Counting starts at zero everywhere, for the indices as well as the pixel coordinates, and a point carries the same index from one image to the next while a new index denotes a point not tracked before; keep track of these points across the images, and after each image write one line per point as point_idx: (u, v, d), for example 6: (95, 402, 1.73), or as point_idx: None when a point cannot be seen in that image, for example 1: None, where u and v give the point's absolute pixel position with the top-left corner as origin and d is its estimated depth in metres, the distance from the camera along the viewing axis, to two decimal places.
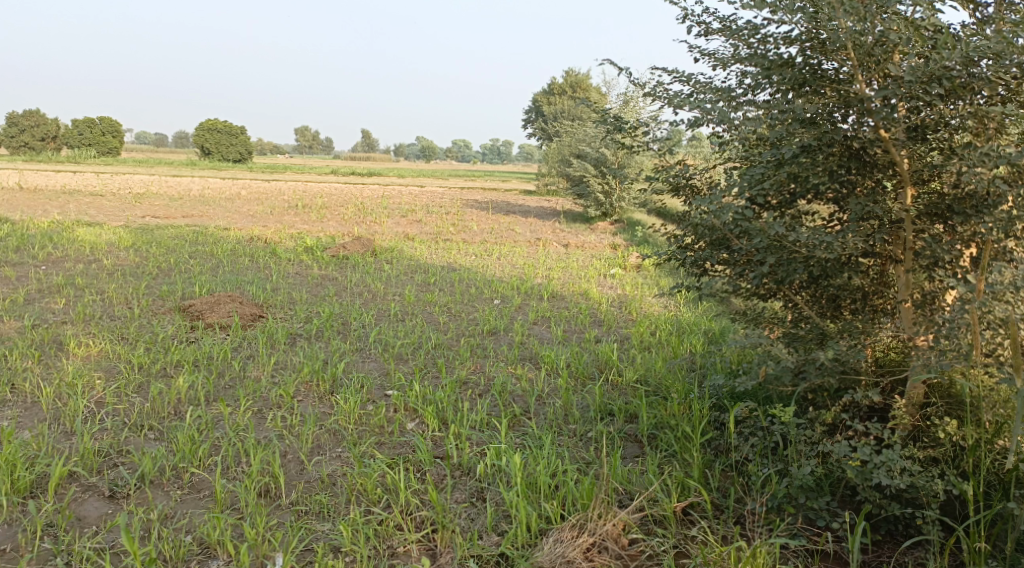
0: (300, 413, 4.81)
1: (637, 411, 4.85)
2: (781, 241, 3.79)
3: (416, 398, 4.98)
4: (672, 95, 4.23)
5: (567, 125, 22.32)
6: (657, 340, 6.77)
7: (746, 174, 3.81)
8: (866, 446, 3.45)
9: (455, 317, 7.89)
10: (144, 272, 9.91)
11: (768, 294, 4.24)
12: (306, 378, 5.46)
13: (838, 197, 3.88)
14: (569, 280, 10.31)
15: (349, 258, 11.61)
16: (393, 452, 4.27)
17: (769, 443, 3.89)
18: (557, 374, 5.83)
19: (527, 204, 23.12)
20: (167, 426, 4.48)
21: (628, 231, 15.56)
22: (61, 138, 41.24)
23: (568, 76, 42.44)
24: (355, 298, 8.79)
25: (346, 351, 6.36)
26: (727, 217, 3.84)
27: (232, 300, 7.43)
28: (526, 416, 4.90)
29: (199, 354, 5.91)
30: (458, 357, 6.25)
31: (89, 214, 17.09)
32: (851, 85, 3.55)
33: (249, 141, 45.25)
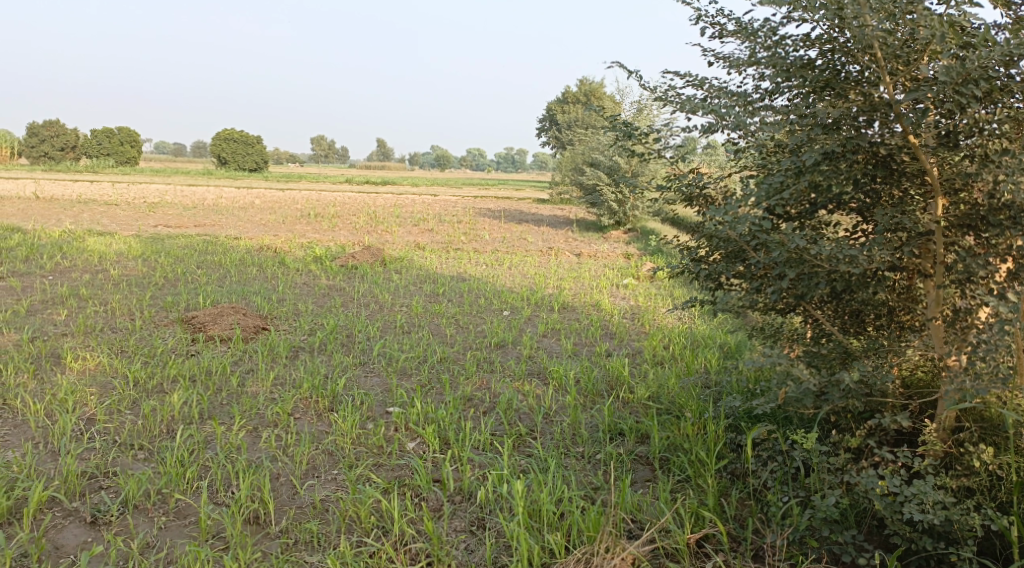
0: (296, 432, 4.62)
1: (649, 431, 4.63)
2: (801, 254, 3.57)
3: (417, 417, 4.77)
4: (685, 100, 4.02)
5: (579, 133, 22.17)
6: (670, 355, 6.54)
7: (764, 183, 3.58)
8: (896, 477, 3.24)
9: (463, 329, 7.69)
10: (149, 282, 9.76)
11: (787, 309, 4.03)
12: (305, 393, 5.26)
13: (862, 207, 3.66)
14: (580, 291, 10.10)
15: (359, 268, 11.43)
16: (391, 475, 4.07)
17: (789, 470, 3.68)
18: (566, 389, 5.61)
19: (539, 212, 22.94)
20: (157, 447, 4.30)
21: (642, 240, 15.33)
22: (77, 147, 41.48)
23: (582, 84, 42.29)
24: (362, 309, 8.60)
25: (348, 365, 6.16)
26: (743, 228, 3.61)
27: (235, 311, 7.26)
28: (532, 436, 4.68)
29: (197, 368, 5.73)
30: (464, 372, 6.04)
31: (102, 223, 17.05)
32: (878, 88, 3.32)
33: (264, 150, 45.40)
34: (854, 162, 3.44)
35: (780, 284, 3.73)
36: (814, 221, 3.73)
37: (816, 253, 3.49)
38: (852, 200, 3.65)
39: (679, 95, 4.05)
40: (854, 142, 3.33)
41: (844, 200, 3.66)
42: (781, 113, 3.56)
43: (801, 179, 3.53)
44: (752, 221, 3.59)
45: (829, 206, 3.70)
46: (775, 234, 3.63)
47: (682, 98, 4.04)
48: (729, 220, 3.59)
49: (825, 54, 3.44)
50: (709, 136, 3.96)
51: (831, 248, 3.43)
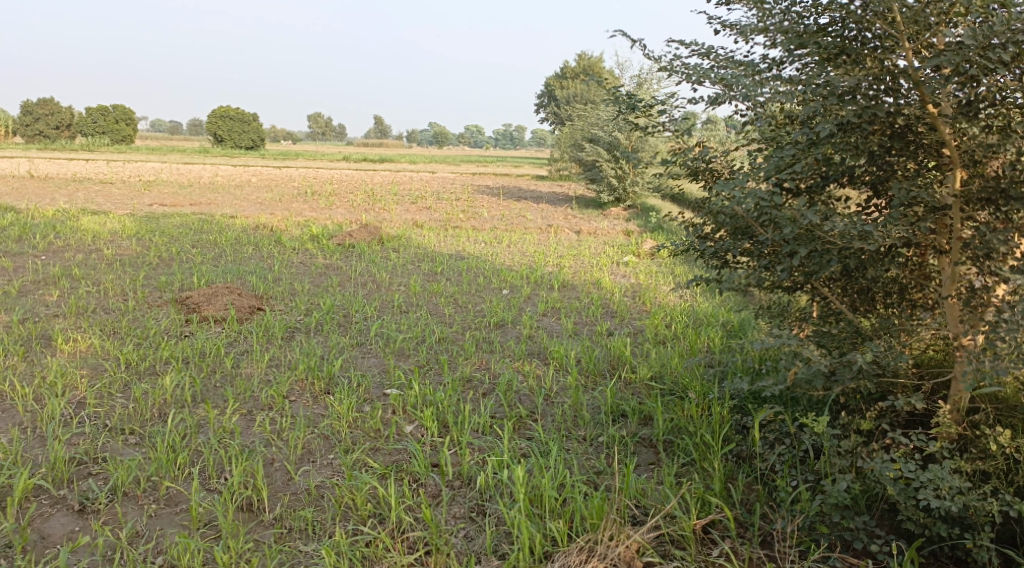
0: (291, 416, 4.51)
1: (652, 412, 4.53)
2: (813, 230, 3.44)
3: (415, 399, 4.67)
4: (691, 70, 3.88)
5: (579, 109, 21.94)
6: (672, 334, 6.43)
7: (776, 155, 3.44)
8: (912, 462, 3.14)
9: (462, 308, 7.57)
10: (143, 262, 9.62)
11: (795, 287, 3.92)
12: (300, 375, 5.15)
13: (876, 181, 3.53)
14: (580, 268, 9.97)
15: (356, 247, 11.28)
16: (389, 460, 3.97)
17: (797, 453, 3.59)
18: (567, 370, 5.50)
19: (539, 189, 22.76)
20: (148, 431, 4.19)
21: (642, 217, 15.18)
22: (72, 126, 41.09)
23: (580, 59, 41.89)
24: (359, 289, 8.46)
25: (345, 345, 6.04)
26: (754, 204, 3.48)
27: (230, 291, 7.13)
28: (533, 418, 4.58)
29: (190, 350, 5.61)
30: (463, 352, 5.93)
31: (97, 202, 16.86)
32: (895, 55, 3.18)
33: (260, 127, 45.03)
34: (869, 134, 3.30)
35: (789, 261, 3.60)
36: (824, 195, 3.60)
37: (830, 229, 3.36)
38: (865, 173, 3.51)
39: (684, 65, 3.91)
40: (870, 112, 3.19)
41: (857, 174, 3.52)
42: (793, 83, 3.42)
43: (814, 151, 3.40)
44: (763, 196, 3.46)
45: (841, 180, 3.57)
46: (786, 209, 3.50)
47: (688, 69, 3.89)
48: (738, 195, 3.46)
49: (839, 20, 3.30)
50: (716, 108, 3.82)
51: (845, 224, 3.30)
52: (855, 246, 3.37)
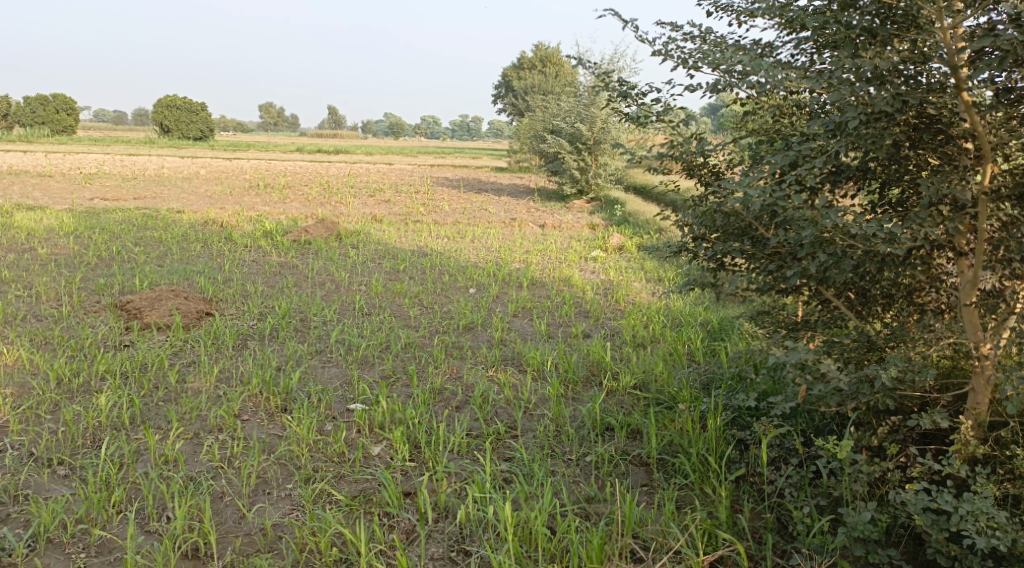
0: (243, 439, 4.05)
1: (641, 426, 4.17)
2: (835, 233, 3.07)
3: (382, 417, 4.24)
4: (686, 54, 3.53)
5: (540, 101, 21.57)
6: (652, 334, 6.09)
7: (792, 149, 3.07)
8: (947, 491, 2.82)
9: (427, 310, 7.15)
10: (81, 262, 9.00)
11: (800, 291, 3.56)
12: (254, 389, 4.70)
13: (894, 177, 3.20)
14: (548, 265, 9.60)
15: (312, 243, 10.77)
16: (355, 489, 3.56)
17: (809, 476, 3.27)
18: (545, 378, 5.12)
19: (500, 182, 22.36)
20: (79, 462, 3.71)
21: (606, 209, 14.87)
22: (11, 116, 39.35)
23: (536, 50, 41.48)
24: (316, 289, 7.97)
25: (303, 354, 5.59)
26: (765, 202, 3.11)
27: (175, 295, 6.60)
28: (512, 435, 4.19)
29: (130, 364, 5.11)
30: (432, 360, 5.51)
31: (34, 197, 15.99)
32: (926, 38, 2.87)
33: (210, 118, 43.76)
34: (896, 125, 2.96)
35: (802, 266, 3.24)
36: (836, 193, 3.26)
37: (855, 232, 2.99)
38: (882, 167, 3.17)
39: (678, 48, 3.55)
40: (904, 100, 2.84)
41: (874, 168, 3.18)
42: (809, 69, 3.06)
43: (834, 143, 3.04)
44: (778, 194, 3.08)
45: (855, 175, 3.24)
46: (802, 210, 3.13)
47: (682, 52, 3.54)
48: (752, 194, 3.08)
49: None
50: (716, 97, 3.47)
51: (872, 224, 2.94)
52: (882, 250, 3.02)
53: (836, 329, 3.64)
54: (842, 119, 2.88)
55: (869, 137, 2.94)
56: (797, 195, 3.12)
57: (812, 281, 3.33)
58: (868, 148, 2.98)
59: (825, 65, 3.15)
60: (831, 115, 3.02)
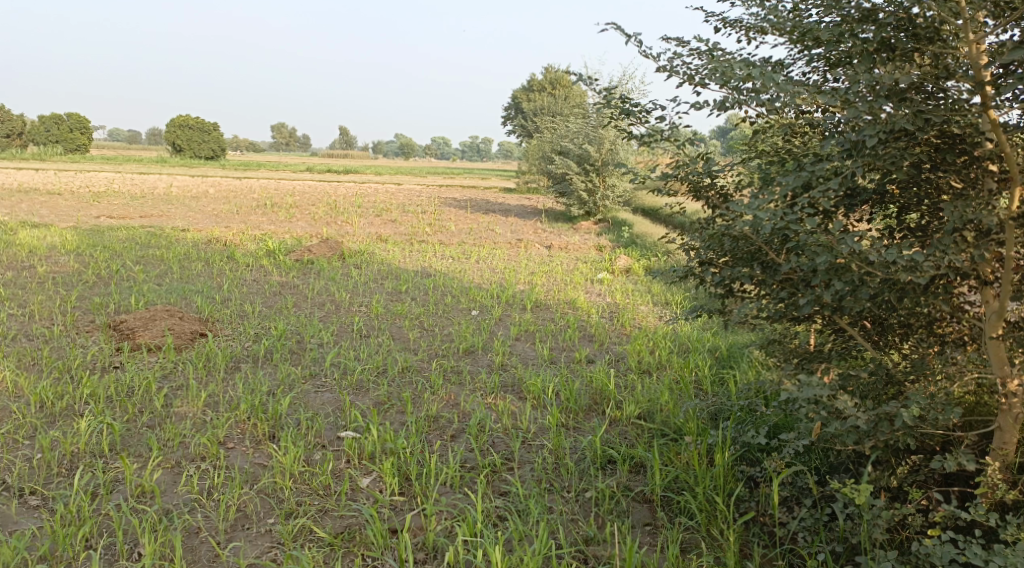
0: (227, 469, 3.87)
1: (645, 460, 3.96)
2: (852, 259, 2.88)
3: (373, 446, 4.05)
4: (693, 70, 3.36)
5: (549, 123, 21.51)
6: (658, 360, 5.88)
7: (806, 169, 2.88)
8: (973, 541, 2.61)
9: (428, 332, 6.96)
10: (79, 281, 8.87)
11: (814, 320, 3.36)
12: (241, 415, 4.51)
13: (914, 200, 3.00)
14: (553, 287, 9.41)
15: (315, 263, 10.62)
16: (341, 525, 3.37)
17: (823, 520, 3.06)
18: (545, 405, 4.92)
19: (508, 203, 22.24)
20: (51, 492, 3.54)
21: (614, 231, 14.71)
22: (23, 134, 39.59)
23: (546, 71, 41.53)
24: (315, 310, 7.80)
25: (296, 378, 5.40)
26: (777, 225, 2.91)
27: (169, 315, 6.43)
28: (508, 467, 3.99)
29: (117, 387, 4.94)
30: (428, 386, 5.32)
31: (40, 214, 15.94)
32: (947, 53, 2.69)
33: (221, 138, 43.98)
34: (916, 145, 2.77)
35: (815, 294, 3.05)
36: (852, 217, 3.07)
37: (874, 259, 2.79)
38: (902, 190, 2.98)
39: (685, 64, 3.39)
40: (926, 117, 2.65)
41: (892, 191, 2.99)
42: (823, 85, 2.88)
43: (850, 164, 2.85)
44: (790, 217, 2.89)
45: (872, 198, 3.04)
46: (816, 234, 2.94)
47: (688, 68, 3.37)
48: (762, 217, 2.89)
49: (871, 10, 2.80)
50: (724, 114, 3.29)
51: (893, 251, 2.74)
52: (902, 278, 2.81)
53: (852, 360, 3.43)
54: (859, 138, 2.69)
55: (889, 157, 2.75)
56: (810, 218, 2.93)
57: (827, 310, 3.13)
58: (887, 169, 2.79)
59: (840, 81, 2.96)
60: (847, 133, 2.84)
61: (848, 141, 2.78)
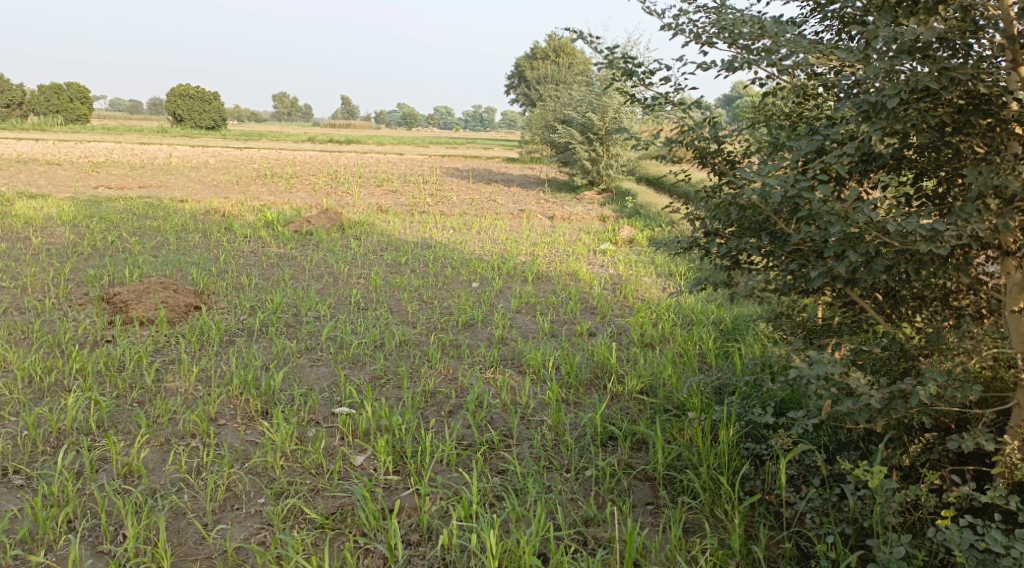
0: (216, 447, 3.76)
1: (646, 437, 3.85)
2: (869, 230, 2.72)
3: (367, 423, 3.93)
4: (699, 27, 3.18)
5: (551, 91, 21.22)
6: (661, 333, 5.75)
7: (821, 133, 2.72)
8: (992, 526, 2.49)
9: (427, 305, 6.84)
10: (74, 252, 8.74)
11: (824, 293, 3.21)
12: (233, 390, 4.41)
13: (933, 165, 2.82)
14: (555, 258, 9.27)
15: (314, 234, 10.48)
16: (332, 505, 3.27)
17: (832, 501, 2.94)
18: (545, 380, 4.80)
19: (510, 172, 22.02)
20: (35, 471, 3.44)
21: (617, 201, 14.52)
22: (23, 105, 39.23)
23: (549, 39, 40.97)
24: (313, 282, 7.67)
25: (291, 352, 5.29)
26: (790, 193, 2.75)
27: (164, 288, 6.31)
28: (506, 444, 3.88)
29: (106, 361, 4.83)
30: (426, 360, 5.20)
31: (39, 185, 15.79)
32: (974, 6, 2.52)
33: (222, 108, 43.61)
34: (939, 105, 2.61)
35: (827, 266, 2.89)
36: (867, 183, 2.91)
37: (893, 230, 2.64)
38: (920, 153, 2.81)
39: (691, 21, 3.22)
40: (950, 76, 2.49)
41: (910, 156, 2.82)
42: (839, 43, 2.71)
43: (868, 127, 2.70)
44: (803, 184, 2.73)
45: (890, 163, 2.88)
46: (829, 203, 2.78)
47: (695, 25, 3.20)
48: (773, 184, 2.73)
49: None
50: (731, 75, 3.12)
51: (913, 220, 2.58)
52: (922, 250, 2.66)
53: (864, 335, 3.29)
54: (878, 97, 2.53)
55: (909, 119, 2.59)
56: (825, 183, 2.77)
57: (839, 282, 2.98)
58: (906, 131, 2.63)
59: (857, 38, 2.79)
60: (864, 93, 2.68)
61: (865, 102, 2.62)
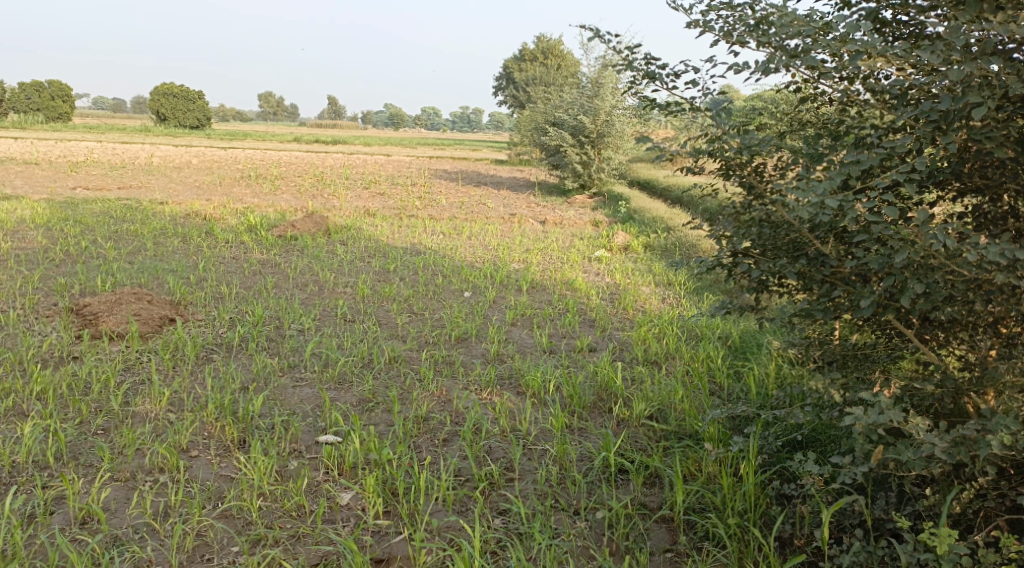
0: (187, 484, 3.42)
1: (661, 471, 3.52)
2: (937, 256, 2.42)
3: (355, 456, 3.59)
4: (729, 24, 2.91)
5: (542, 93, 20.87)
6: (667, 348, 5.42)
7: (883, 144, 2.45)
8: None
9: (417, 317, 6.48)
10: (46, 258, 8.34)
11: (865, 320, 2.91)
12: (208, 416, 4.04)
13: (998, 181, 2.54)
14: (550, 266, 8.93)
15: (298, 239, 10.10)
16: (317, 556, 2.97)
17: (878, 557, 2.63)
18: (547, 403, 4.46)
19: (500, 175, 21.66)
20: None
21: (609, 205, 14.21)
22: (4, 103, 38.42)
23: (537, 41, 40.63)
24: (297, 292, 7.30)
25: (273, 372, 4.93)
26: (853, 214, 2.44)
27: (137, 299, 5.92)
28: (508, 478, 3.54)
29: (70, 382, 4.46)
30: (417, 380, 4.85)
31: (14, 185, 15.32)
32: None
33: (206, 107, 43.00)
34: (1019, 116, 2.38)
35: (878, 294, 2.58)
36: (919, 201, 2.62)
37: (963, 257, 2.33)
38: (986, 168, 2.52)
39: (719, 18, 2.95)
40: None
41: (971, 170, 2.55)
42: (902, 43, 2.45)
43: (935, 138, 2.44)
44: (867, 204, 2.42)
45: (946, 178, 2.60)
46: (891, 226, 2.46)
47: (725, 22, 2.93)
48: (830, 203, 2.42)
49: None
50: (767, 77, 2.83)
51: (992, 248, 2.29)
52: (997, 280, 2.37)
53: (905, 363, 3.00)
54: (958, 103, 2.27)
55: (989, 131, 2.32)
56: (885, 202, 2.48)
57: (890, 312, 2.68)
58: (984, 144, 2.35)
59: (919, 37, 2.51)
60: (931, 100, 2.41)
61: (937, 110, 2.33)
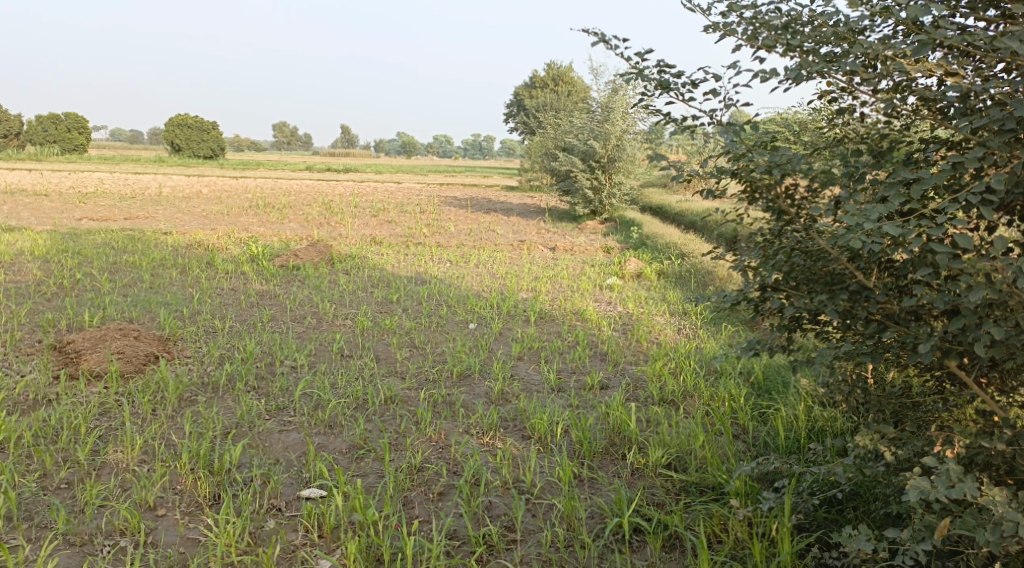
0: (150, 550, 3.10)
1: (682, 532, 3.14)
2: (1012, 292, 2.05)
3: (338, 515, 3.24)
4: (753, 27, 2.58)
5: (551, 119, 20.64)
6: (685, 385, 5.01)
7: (949, 159, 2.12)
8: None
9: (418, 352, 6.12)
10: (38, 292, 8.06)
11: (918, 365, 2.54)
12: (181, 466, 3.69)
13: None
14: (559, 295, 8.56)
15: (301, 269, 9.78)
16: None
17: None
18: (554, 449, 4.05)
19: (510, 201, 21.39)
20: None
21: (621, 231, 13.85)
22: (21, 135, 38.54)
23: (547, 68, 40.60)
24: (294, 325, 6.95)
25: (259, 415, 4.56)
26: (917, 242, 2.10)
27: (123, 335, 5.59)
28: (507, 540, 3.18)
29: (36, 429, 4.12)
30: (414, 423, 4.46)
31: (21, 217, 15.17)
32: None
33: (219, 137, 43.17)
34: None
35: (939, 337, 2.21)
36: (984, 227, 2.28)
37: None
38: None
39: (741, 21, 2.62)
40: None
41: None
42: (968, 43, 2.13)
43: (1007, 151, 2.11)
44: (934, 229, 2.08)
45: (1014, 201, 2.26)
46: (960, 256, 2.11)
47: (747, 26, 2.60)
48: (889, 231, 2.08)
49: None
50: (798, 86, 2.48)
51: None
52: None
53: (963, 413, 2.61)
54: None
55: None
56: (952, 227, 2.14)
57: (951, 355, 2.31)
58: None
59: (982, 37, 2.18)
60: (1001, 109, 2.09)
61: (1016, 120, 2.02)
